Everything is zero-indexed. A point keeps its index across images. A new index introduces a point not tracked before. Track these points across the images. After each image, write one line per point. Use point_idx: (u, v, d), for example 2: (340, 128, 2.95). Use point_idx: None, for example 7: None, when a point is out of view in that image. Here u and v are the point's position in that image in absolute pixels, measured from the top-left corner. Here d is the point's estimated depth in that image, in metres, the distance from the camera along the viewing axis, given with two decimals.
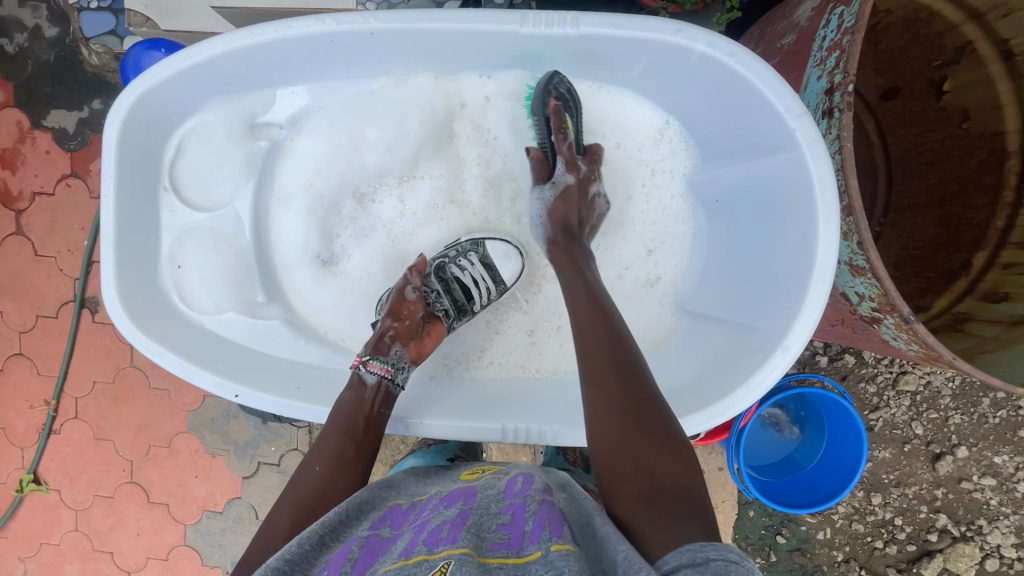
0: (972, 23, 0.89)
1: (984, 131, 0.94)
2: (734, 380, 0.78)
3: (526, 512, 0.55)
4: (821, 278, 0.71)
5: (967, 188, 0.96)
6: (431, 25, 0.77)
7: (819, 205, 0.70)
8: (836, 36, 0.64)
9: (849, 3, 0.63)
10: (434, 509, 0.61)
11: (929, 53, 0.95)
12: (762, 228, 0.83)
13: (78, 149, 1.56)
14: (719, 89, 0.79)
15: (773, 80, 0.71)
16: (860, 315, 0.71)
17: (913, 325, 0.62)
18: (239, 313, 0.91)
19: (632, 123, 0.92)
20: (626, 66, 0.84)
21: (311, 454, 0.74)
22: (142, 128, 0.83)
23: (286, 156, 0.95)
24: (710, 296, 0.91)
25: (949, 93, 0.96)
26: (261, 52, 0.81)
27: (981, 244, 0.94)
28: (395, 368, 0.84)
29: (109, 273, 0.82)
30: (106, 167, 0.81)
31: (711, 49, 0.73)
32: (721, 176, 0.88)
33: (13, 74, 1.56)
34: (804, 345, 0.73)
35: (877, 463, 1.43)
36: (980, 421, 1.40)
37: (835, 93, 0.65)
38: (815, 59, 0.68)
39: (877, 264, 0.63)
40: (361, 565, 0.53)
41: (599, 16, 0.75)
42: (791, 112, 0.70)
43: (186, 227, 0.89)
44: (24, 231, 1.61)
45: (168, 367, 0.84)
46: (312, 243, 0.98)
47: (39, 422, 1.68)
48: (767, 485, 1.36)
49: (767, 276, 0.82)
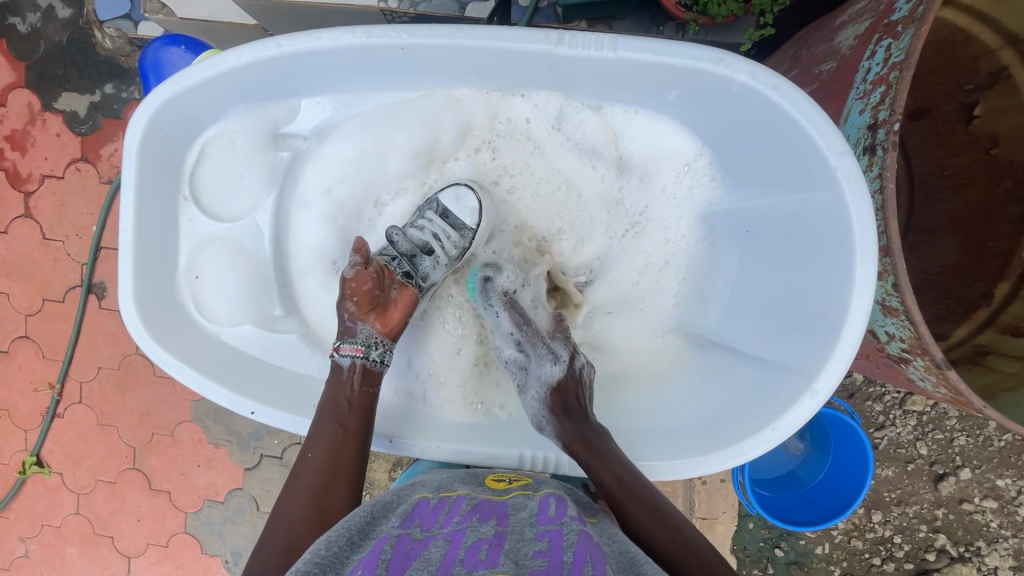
0: (1009, 49, 0.87)
1: (1013, 159, 0.92)
2: (756, 423, 0.78)
3: (565, 543, 0.53)
4: (853, 321, 0.70)
5: (992, 216, 0.94)
6: (463, 41, 0.75)
7: (856, 247, 0.69)
8: (881, 69, 0.63)
9: (898, 37, 0.61)
10: (465, 519, 0.60)
11: (963, 76, 0.93)
12: (792, 265, 0.82)
13: (88, 133, 1.55)
14: (759, 121, 0.77)
15: (816, 116, 0.69)
16: (888, 352, 0.70)
17: (944, 370, 0.61)
18: (255, 326, 0.90)
19: (666, 148, 0.90)
20: (660, 92, 0.83)
21: (305, 446, 0.75)
22: (165, 135, 0.82)
23: (307, 168, 0.92)
24: (734, 328, 0.90)
25: (981, 118, 0.93)
26: (288, 62, 0.79)
27: (1004, 274, 0.93)
28: (367, 347, 0.82)
29: (127, 283, 0.80)
30: (127, 173, 0.79)
31: (752, 81, 0.72)
32: (756, 207, 0.86)
33: (25, 54, 1.53)
34: (834, 388, 0.73)
35: (879, 481, 1.43)
36: (985, 443, 1.40)
37: (878, 130, 0.63)
38: (857, 91, 0.67)
39: (911, 307, 0.62)
40: (395, 569, 0.52)
41: (636, 41, 0.74)
42: (833, 150, 0.68)
43: (205, 236, 0.88)
44: (32, 214, 1.60)
45: (185, 380, 0.83)
46: (326, 244, 0.93)
47: (43, 405, 1.68)
48: (773, 502, 1.35)
49: (796, 316, 0.80)
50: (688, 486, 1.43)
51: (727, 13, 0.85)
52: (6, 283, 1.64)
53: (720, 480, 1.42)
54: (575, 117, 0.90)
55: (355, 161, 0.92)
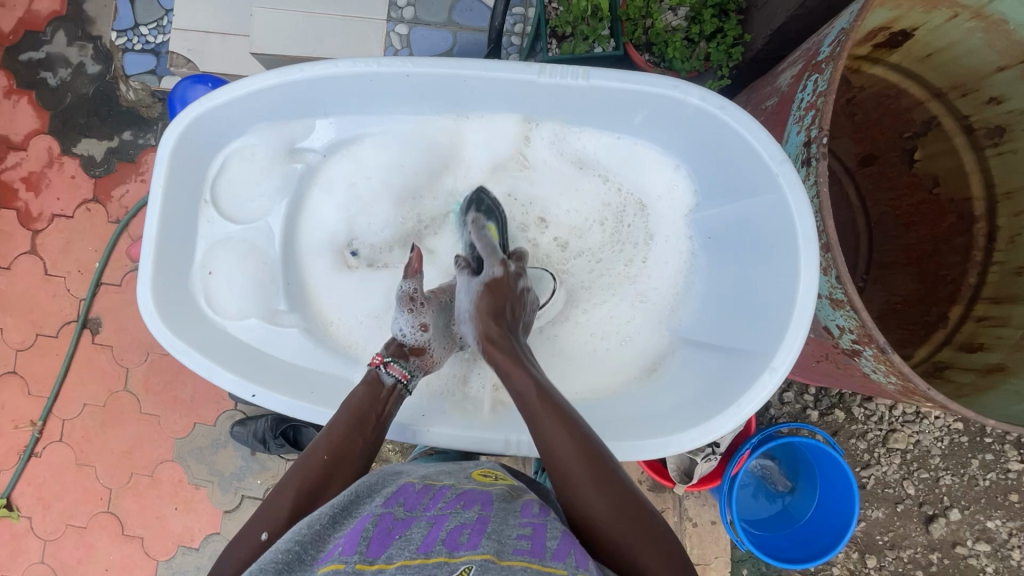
0: (936, 100, 0.99)
1: (953, 196, 1.02)
2: (721, 403, 0.82)
3: (548, 532, 0.54)
4: (804, 306, 0.75)
5: (940, 248, 1.03)
6: (460, 72, 0.84)
7: (799, 235, 0.75)
8: (812, 97, 0.73)
9: (823, 71, 0.71)
10: (449, 505, 0.58)
11: (901, 125, 1.04)
12: (749, 259, 0.88)
13: (102, 176, 1.64)
14: (714, 137, 0.85)
15: (756, 129, 0.77)
16: (844, 347, 0.72)
17: (894, 358, 0.61)
18: (260, 320, 0.94)
19: (645, 164, 0.97)
20: (628, 116, 0.91)
21: (319, 441, 0.73)
22: (193, 145, 0.88)
23: (327, 173, 0.99)
24: (703, 322, 0.95)
25: (921, 161, 1.05)
26: (308, 85, 0.86)
27: (956, 298, 1.00)
28: (412, 376, 0.86)
29: (145, 275, 0.85)
30: (156, 177, 0.85)
31: (704, 103, 0.81)
32: (714, 213, 0.94)
33: (51, 104, 1.65)
34: (792, 363, 0.77)
35: (871, 523, 1.48)
36: (971, 483, 1.47)
37: (812, 144, 0.72)
38: (795, 117, 0.76)
39: (854, 295, 0.66)
40: (376, 546, 0.50)
41: (608, 72, 0.82)
42: (774, 158, 0.76)
43: (221, 238, 0.94)
44: (38, 250, 1.65)
45: (191, 364, 0.86)
46: (337, 234, 1.01)
47: (19, 444, 1.65)
48: (765, 540, 1.34)
49: (755, 307, 0.86)
50: (677, 525, 1.40)
51: (689, 68, 1.02)
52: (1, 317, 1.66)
53: (710, 521, 1.40)
54: (569, 141, 0.97)
55: (383, 172, 0.99)
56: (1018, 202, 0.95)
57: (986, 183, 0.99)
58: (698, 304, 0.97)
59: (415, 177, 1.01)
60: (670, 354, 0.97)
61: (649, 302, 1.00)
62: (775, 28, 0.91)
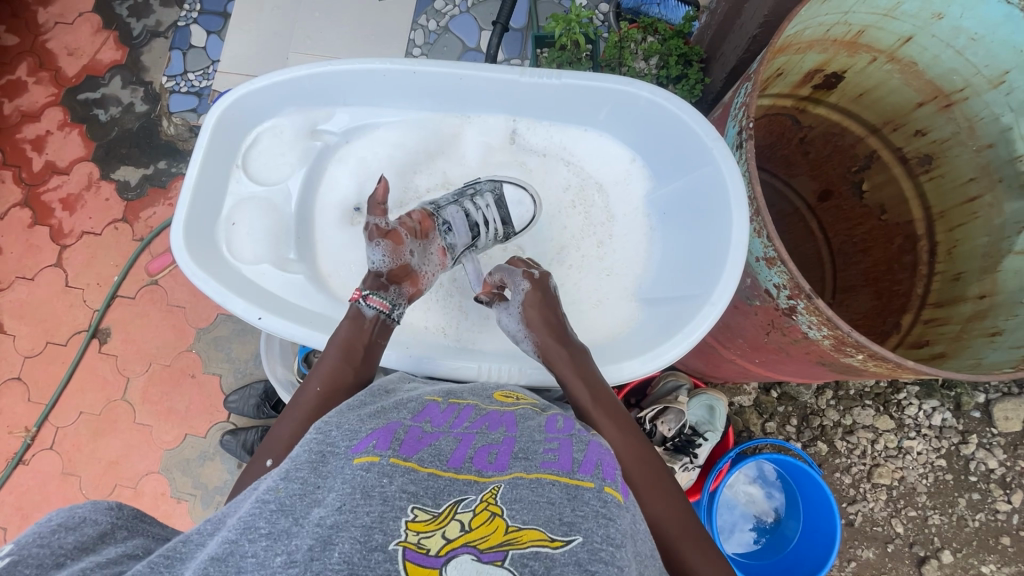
0: (874, 136, 1.14)
1: (899, 221, 1.14)
2: (669, 336, 0.86)
3: (574, 447, 0.56)
4: (736, 254, 0.81)
5: (893, 268, 1.13)
6: (456, 71, 0.94)
7: (731, 193, 0.83)
8: (744, 99, 0.78)
9: (749, 81, 0.78)
10: (475, 426, 0.63)
11: (848, 160, 1.19)
12: (690, 224, 0.96)
13: (134, 199, 1.62)
14: (664, 124, 0.94)
15: (695, 114, 0.88)
16: (781, 308, 0.75)
17: (814, 300, 0.67)
18: (271, 266, 0.99)
19: (612, 153, 1.05)
20: (594, 111, 1.00)
21: (312, 377, 0.77)
22: (234, 119, 0.96)
23: (341, 154, 1.06)
24: (660, 288, 1.00)
25: (869, 191, 1.18)
26: (332, 77, 0.96)
27: (907, 308, 1.08)
28: (393, 305, 0.87)
29: (179, 218, 0.90)
30: (200, 140, 0.93)
31: (653, 96, 0.91)
32: (667, 191, 1.01)
33: (98, 136, 1.65)
34: (728, 299, 0.81)
35: (862, 564, 1.32)
36: (960, 523, 1.32)
37: (742, 133, 0.78)
38: (733, 117, 0.81)
39: (781, 249, 0.70)
40: (408, 448, 0.55)
41: (577, 73, 0.93)
42: (709, 136, 0.86)
43: (247, 196, 1.00)
44: (63, 263, 1.62)
45: (206, 290, 0.89)
46: (345, 195, 1.06)
47: (9, 451, 1.56)
48: (749, 565, 1.31)
49: (698, 260, 0.92)
50: None
51: None
52: (16, 324, 1.61)
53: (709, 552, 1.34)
54: (538, 132, 1.06)
55: (390, 149, 1.06)
56: (952, 219, 1.06)
57: (924, 207, 1.11)
58: (654, 270, 1.03)
59: (418, 157, 1.07)
60: (632, 316, 1.01)
61: (605, 266, 1.05)
62: (729, 70, 1.07)
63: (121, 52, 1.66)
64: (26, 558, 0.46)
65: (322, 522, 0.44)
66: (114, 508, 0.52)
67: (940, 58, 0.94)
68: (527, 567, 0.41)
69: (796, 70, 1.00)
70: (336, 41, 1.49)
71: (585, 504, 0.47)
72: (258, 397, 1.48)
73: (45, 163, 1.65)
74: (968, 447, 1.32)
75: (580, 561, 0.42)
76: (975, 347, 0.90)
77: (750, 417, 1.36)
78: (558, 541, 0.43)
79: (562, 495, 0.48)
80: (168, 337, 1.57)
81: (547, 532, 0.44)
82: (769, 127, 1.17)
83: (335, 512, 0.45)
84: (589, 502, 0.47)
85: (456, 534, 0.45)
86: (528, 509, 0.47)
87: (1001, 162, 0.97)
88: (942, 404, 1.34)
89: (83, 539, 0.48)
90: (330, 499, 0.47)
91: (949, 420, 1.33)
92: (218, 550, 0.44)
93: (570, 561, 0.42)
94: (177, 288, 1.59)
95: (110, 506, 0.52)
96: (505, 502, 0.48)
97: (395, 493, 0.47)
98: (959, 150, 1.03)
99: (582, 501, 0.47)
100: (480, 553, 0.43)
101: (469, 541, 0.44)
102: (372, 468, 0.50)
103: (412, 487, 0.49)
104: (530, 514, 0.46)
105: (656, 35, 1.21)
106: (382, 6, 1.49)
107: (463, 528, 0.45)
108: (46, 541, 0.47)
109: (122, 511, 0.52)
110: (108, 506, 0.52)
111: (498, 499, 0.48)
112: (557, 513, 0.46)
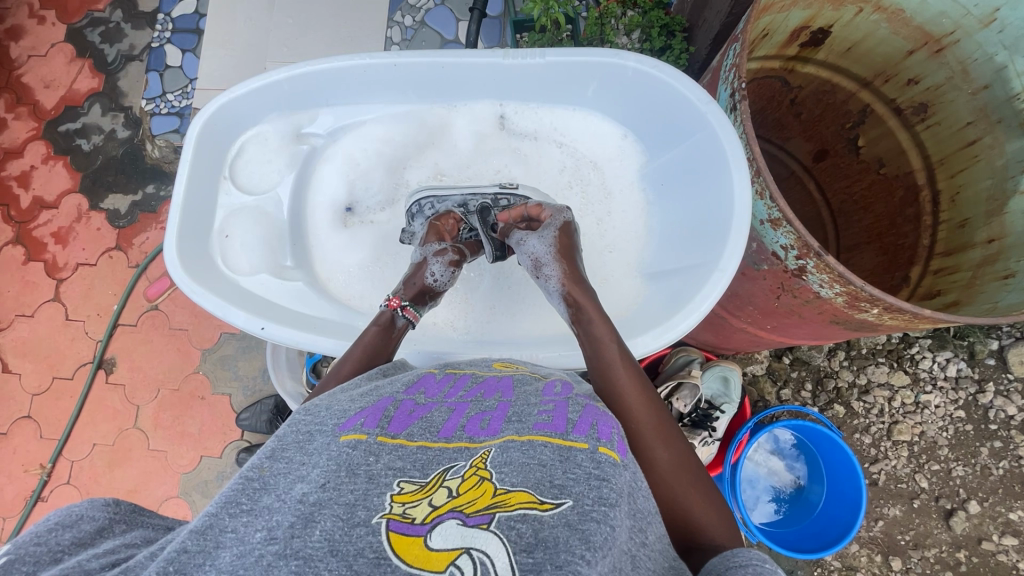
0: (866, 90, 1.12)
1: (897, 173, 1.12)
2: (681, 306, 0.84)
3: (570, 409, 0.55)
4: (740, 218, 0.79)
5: (896, 222, 1.12)
6: (440, 59, 0.93)
7: (730, 157, 0.81)
8: (733, 58, 0.77)
9: (736, 41, 0.76)
10: (470, 394, 0.62)
11: (841, 117, 1.17)
12: (689, 192, 0.95)
13: (126, 226, 1.60)
14: (654, 94, 0.93)
15: (685, 80, 0.86)
16: (790, 269, 0.74)
17: (825, 257, 0.66)
18: (270, 275, 0.98)
19: (602, 128, 1.04)
20: (582, 88, 0.99)
21: (331, 378, 0.74)
22: (217, 129, 0.95)
23: (329, 157, 1.05)
24: (665, 259, 0.99)
25: (865, 147, 1.16)
26: (314, 78, 0.95)
27: (914, 260, 1.07)
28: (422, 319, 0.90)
29: (172, 235, 0.89)
30: (184, 154, 0.92)
31: (640, 65, 0.89)
32: (662, 162, 1.00)
33: (83, 166, 1.63)
34: (737, 263, 0.79)
35: (889, 523, 1.31)
36: (985, 472, 1.31)
37: (735, 94, 0.77)
38: (725, 79, 0.80)
39: (786, 209, 0.69)
40: (398, 424, 0.53)
41: (559, 50, 0.91)
42: (702, 101, 0.84)
43: (237, 207, 0.99)
44: (61, 297, 1.60)
45: (203, 304, 0.88)
46: (339, 197, 1.06)
47: (27, 489, 1.55)
48: (775, 534, 1.29)
49: (704, 226, 0.90)
50: None
51: None
52: (20, 362, 1.60)
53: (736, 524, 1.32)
54: (527, 114, 1.05)
55: (379, 145, 1.05)
56: (953, 164, 1.05)
57: (923, 156, 1.09)
58: (657, 242, 1.02)
59: (409, 152, 1.06)
60: (641, 292, 1.00)
61: (606, 241, 1.04)
62: (714, 36, 1.05)
63: (98, 79, 1.64)
64: (22, 555, 0.45)
65: (304, 499, 0.43)
66: (111, 504, 0.52)
67: (928, 2, 0.92)
68: (514, 530, 0.40)
69: (781, 29, 0.98)
70: (314, 47, 1.47)
71: (577, 466, 0.46)
72: (270, 412, 1.47)
73: (33, 199, 1.64)
74: (986, 396, 1.31)
75: (570, 523, 0.40)
76: (989, 292, 0.89)
77: (764, 387, 1.35)
78: (547, 504, 0.42)
79: (554, 458, 0.47)
80: (174, 360, 1.56)
81: (536, 495, 0.43)
82: (759, 91, 1.15)
83: (317, 490, 0.44)
84: (582, 464, 0.46)
85: (443, 501, 0.44)
86: (517, 472, 0.46)
87: (999, 102, 0.95)
88: (956, 354, 1.33)
89: (81, 535, 0.48)
90: (314, 475, 0.46)
91: (964, 370, 1.32)
92: (198, 524, 0.43)
93: (559, 523, 0.40)
94: (178, 312, 1.57)
95: (107, 502, 0.51)
96: (495, 466, 0.47)
97: (381, 470, 0.46)
98: (953, 95, 1.01)
99: (575, 463, 0.46)
100: (466, 517, 0.42)
101: (455, 506, 0.43)
102: (359, 445, 0.49)
103: (399, 463, 0.48)
104: (519, 476, 0.45)
105: (636, 8, 1.17)
106: (357, 6, 1.47)
107: (450, 494, 0.44)
108: (43, 540, 0.47)
109: (119, 507, 0.52)
110: (105, 503, 0.51)
111: (487, 464, 0.47)
112: (548, 475, 0.45)
